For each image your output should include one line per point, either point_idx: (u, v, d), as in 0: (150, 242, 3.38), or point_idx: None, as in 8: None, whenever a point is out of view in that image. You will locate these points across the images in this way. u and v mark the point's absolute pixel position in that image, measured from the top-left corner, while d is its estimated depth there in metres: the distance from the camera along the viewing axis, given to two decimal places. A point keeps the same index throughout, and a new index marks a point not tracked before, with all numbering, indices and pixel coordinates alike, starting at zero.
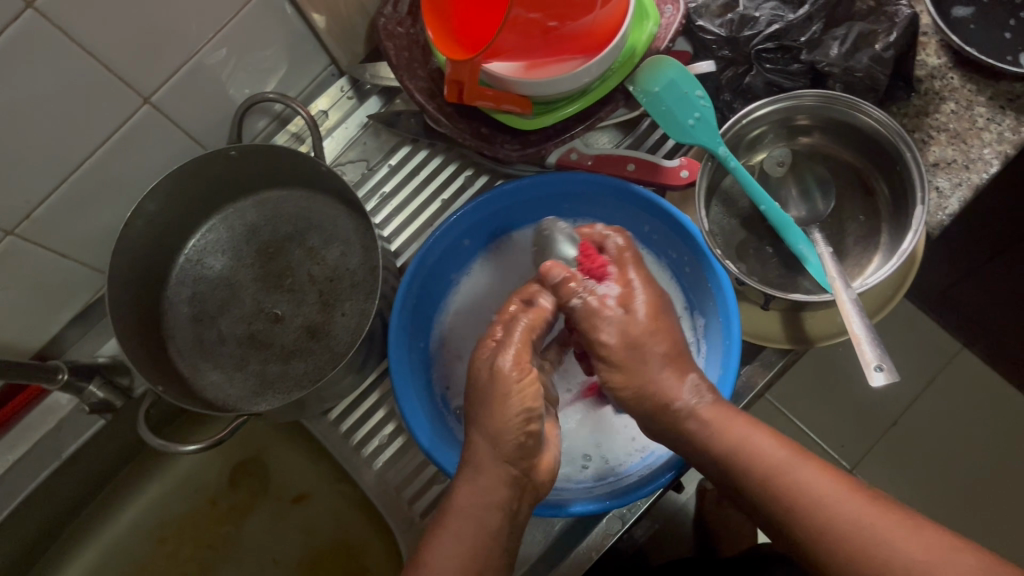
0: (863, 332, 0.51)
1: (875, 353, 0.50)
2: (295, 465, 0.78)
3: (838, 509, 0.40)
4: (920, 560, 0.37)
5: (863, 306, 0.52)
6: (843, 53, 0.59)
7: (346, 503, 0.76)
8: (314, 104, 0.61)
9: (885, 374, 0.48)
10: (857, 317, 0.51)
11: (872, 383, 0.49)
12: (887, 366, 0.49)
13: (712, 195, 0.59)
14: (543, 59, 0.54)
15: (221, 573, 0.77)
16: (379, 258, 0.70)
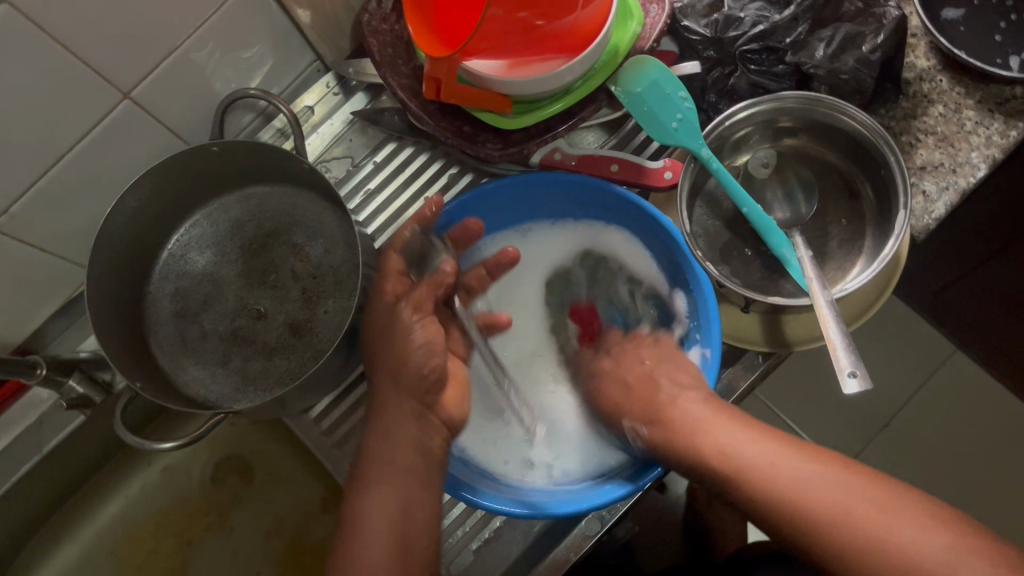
0: (837, 339, 0.51)
1: (848, 360, 0.50)
2: (278, 461, 0.74)
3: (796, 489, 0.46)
4: (817, 508, 0.45)
5: (840, 313, 0.52)
6: (701, 30, 0.59)
7: (203, 462, 0.75)
8: (148, 73, 0.57)
9: (857, 382, 0.48)
10: (832, 321, 0.51)
11: (845, 391, 0.49)
12: (860, 374, 0.49)
13: (553, 159, 0.60)
14: (415, 38, 0.51)
15: (71, 541, 0.74)
16: (224, 219, 0.68)
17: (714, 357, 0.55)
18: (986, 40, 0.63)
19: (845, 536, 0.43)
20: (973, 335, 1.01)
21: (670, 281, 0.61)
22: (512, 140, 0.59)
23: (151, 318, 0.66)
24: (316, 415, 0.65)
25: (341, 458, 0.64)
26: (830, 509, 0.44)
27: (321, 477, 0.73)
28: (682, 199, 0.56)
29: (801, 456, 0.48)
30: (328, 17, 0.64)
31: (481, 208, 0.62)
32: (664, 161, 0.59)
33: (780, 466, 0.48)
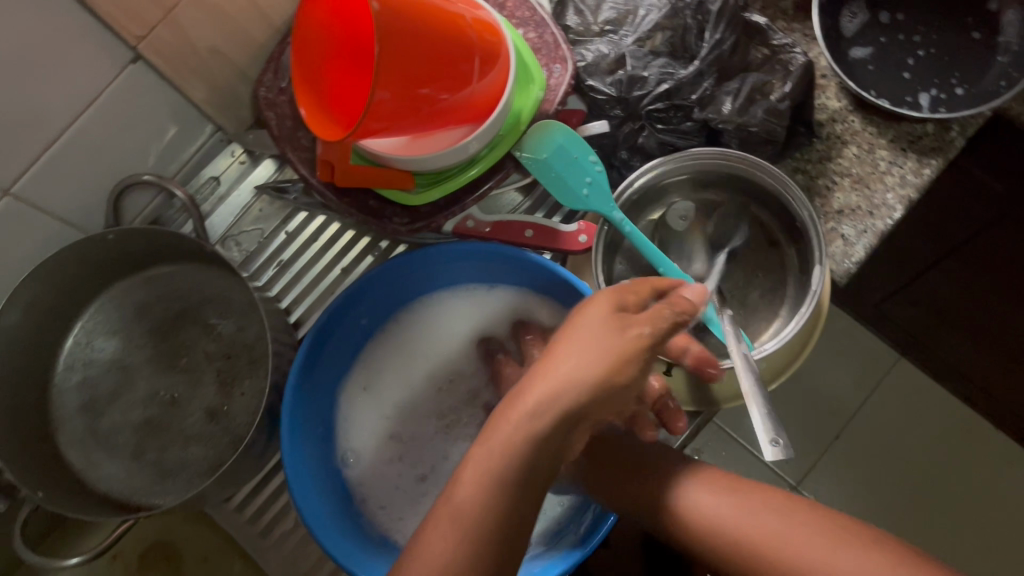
0: (755, 402, 0.49)
1: (766, 426, 0.48)
2: (208, 551, 0.71)
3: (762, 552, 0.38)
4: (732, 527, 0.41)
5: (756, 373, 0.51)
6: (607, 89, 0.57)
7: (129, 552, 0.72)
8: (29, 165, 0.53)
9: (777, 450, 0.47)
10: (749, 385, 0.50)
11: (765, 458, 0.47)
12: (781, 441, 0.47)
13: (465, 227, 0.58)
14: (311, 126, 0.49)
15: None
16: (130, 302, 0.65)
17: (638, 427, 0.53)
18: (896, 77, 0.63)
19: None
20: (915, 344, 1.02)
21: None
22: (420, 214, 0.57)
23: (56, 413, 0.63)
24: (239, 503, 0.62)
25: (269, 546, 0.62)
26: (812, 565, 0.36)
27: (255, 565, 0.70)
28: (598, 264, 0.55)
29: (792, 511, 0.39)
30: (224, 89, 0.61)
31: (371, 294, 0.60)
32: (578, 224, 0.58)
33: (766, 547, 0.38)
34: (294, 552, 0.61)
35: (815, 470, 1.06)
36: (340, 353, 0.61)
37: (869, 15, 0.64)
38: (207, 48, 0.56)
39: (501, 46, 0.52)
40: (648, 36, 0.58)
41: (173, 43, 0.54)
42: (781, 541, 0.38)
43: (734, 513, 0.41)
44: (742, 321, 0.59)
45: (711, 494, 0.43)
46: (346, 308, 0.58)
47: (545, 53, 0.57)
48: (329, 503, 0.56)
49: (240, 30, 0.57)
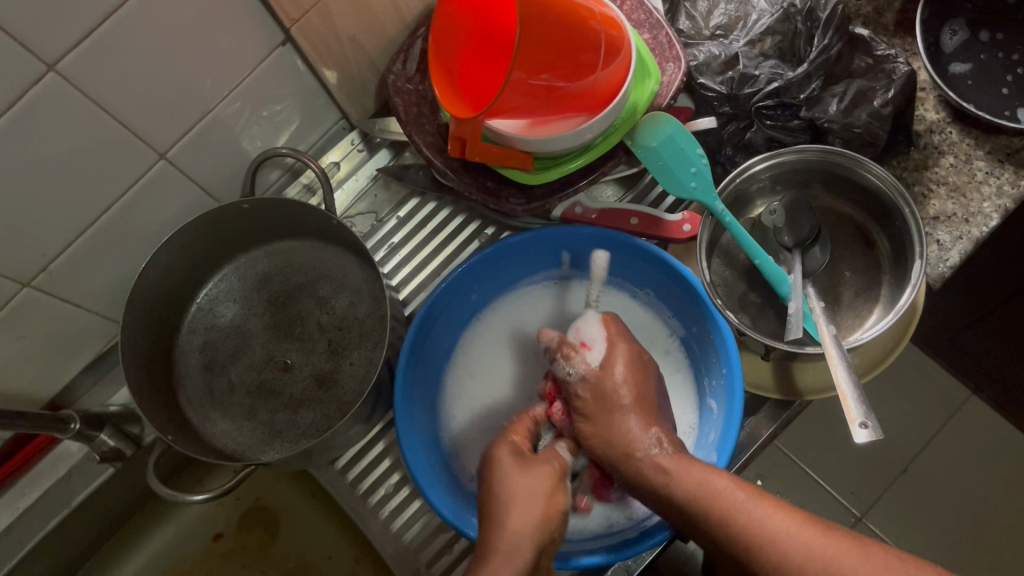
0: (848, 389, 0.51)
1: (857, 409, 0.50)
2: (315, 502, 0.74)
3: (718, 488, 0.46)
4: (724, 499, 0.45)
5: (850, 363, 0.53)
6: (717, 87, 0.60)
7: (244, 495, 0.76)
8: (183, 135, 0.59)
9: (867, 432, 0.48)
10: (843, 372, 0.52)
11: (855, 440, 0.49)
12: (870, 424, 0.49)
13: (574, 213, 0.62)
14: (443, 100, 0.53)
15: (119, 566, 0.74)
16: (252, 273, 0.70)
17: (735, 407, 0.54)
18: (994, 93, 0.65)
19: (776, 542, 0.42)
20: (991, 378, 1.01)
21: (693, 339, 0.61)
22: (535, 196, 0.61)
23: (180, 371, 0.67)
24: (342, 466, 0.66)
25: (367, 509, 0.65)
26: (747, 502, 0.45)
27: (362, 550, 0.72)
28: (701, 251, 0.58)
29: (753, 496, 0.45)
30: (354, 78, 0.66)
31: (486, 269, 0.63)
32: (682, 214, 0.61)
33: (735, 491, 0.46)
34: (391, 517, 0.64)
35: (881, 502, 1.05)
36: (451, 322, 0.65)
37: (969, 32, 0.66)
38: (346, 37, 0.61)
39: (624, 40, 0.56)
40: (758, 39, 0.61)
41: (319, 30, 0.59)
42: (744, 509, 0.44)
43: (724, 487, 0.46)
44: (836, 317, 0.60)
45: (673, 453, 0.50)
46: (457, 285, 0.62)
47: (659, 53, 0.61)
48: (432, 466, 0.59)
49: (376, 21, 0.62)
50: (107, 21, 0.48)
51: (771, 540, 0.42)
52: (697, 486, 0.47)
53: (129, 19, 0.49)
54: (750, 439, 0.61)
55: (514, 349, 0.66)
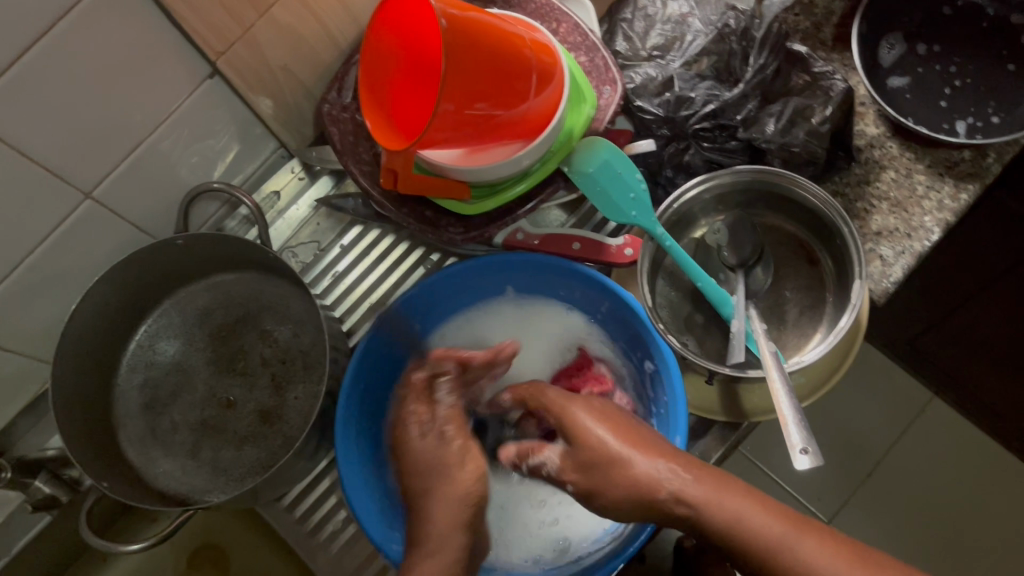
0: (790, 414, 0.50)
1: (799, 435, 0.49)
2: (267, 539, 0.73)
3: (728, 501, 0.45)
4: (735, 513, 0.44)
5: (793, 388, 0.52)
6: (654, 109, 0.60)
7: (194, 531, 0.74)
8: (110, 172, 0.57)
9: (809, 458, 0.48)
10: (784, 396, 0.51)
11: (796, 467, 0.48)
12: (812, 450, 0.48)
13: (515, 239, 0.61)
14: (374, 132, 0.52)
15: None
16: (192, 308, 0.69)
17: (679, 433, 0.54)
18: (933, 105, 0.65)
19: (755, 541, 0.43)
20: (950, 382, 1.01)
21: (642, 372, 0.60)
22: (475, 224, 0.60)
23: (120, 411, 0.66)
24: (289, 503, 0.64)
25: (316, 545, 0.63)
26: (714, 493, 0.45)
27: None
28: (643, 275, 0.58)
29: (737, 491, 0.45)
30: (289, 107, 0.64)
31: (435, 294, 0.62)
32: (624, 238, 0.61)
33: (749, 519, 0.44)
34: (341, 552, 0.63)
35: (848, 506, 1.05)
36: (392, 357, 0.64)
37: (907, 46, 0.66)
38: (278, 67, 0.60)
39: (555, 66, 0.55)
40: (694, 60, 0.61)
41: (248, 62, 0.58)
42: (746, 518, 0.44)
43: (733, 503, 0.44)
44: (781, 337, 0.60)
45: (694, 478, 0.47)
46: (398, 316, 0.61)
47: (596, 76, 0.61)
48: (378, 502, 0.58)
49: (309, 50, 0.61)
50: (16, 64, 0.47)
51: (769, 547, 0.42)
52: (716, 500, 0.45)
53: (43, 57, 0.48)
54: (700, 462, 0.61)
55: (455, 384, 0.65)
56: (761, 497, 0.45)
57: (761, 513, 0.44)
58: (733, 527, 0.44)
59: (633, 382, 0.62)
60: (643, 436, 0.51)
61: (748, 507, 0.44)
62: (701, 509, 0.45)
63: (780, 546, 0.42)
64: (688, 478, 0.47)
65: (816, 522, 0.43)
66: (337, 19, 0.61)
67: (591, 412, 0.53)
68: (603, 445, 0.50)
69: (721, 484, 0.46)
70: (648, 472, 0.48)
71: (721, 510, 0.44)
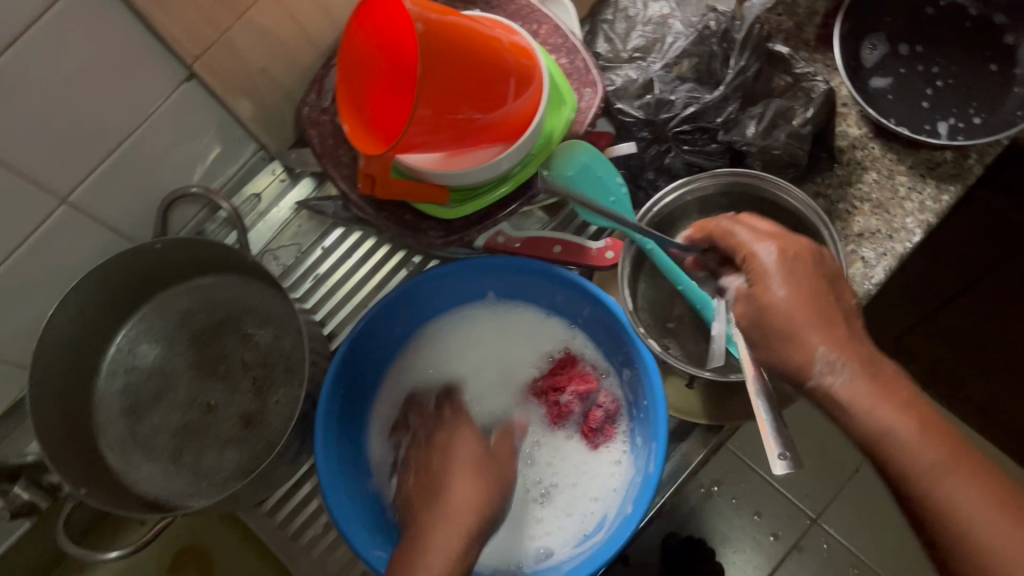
0: (768, 415, 0.46)
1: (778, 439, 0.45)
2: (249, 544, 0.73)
3: (879, 407, 0.41)
4: (868, 407, 0.41)
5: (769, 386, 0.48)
6: (634, 112, 0.60)
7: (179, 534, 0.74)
8: (86, 176, 0.56)
9: (787, 462, 0.43)
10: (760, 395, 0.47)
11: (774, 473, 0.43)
12: (789, 455, 0.44)
13: (496, 242, 0.61)
14: (352, 138, 0.51)
15: None
16: (172, 311, 0.68)
17: (660, 440, 0.53)
18: (914, 106, 0.65)
19: (896, 460, 0.40)
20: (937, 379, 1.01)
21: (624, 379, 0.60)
22: (454, 228, 0.59)
23: (99, 416, 0.65)
24: (271, 508, 0.64)
25: (297, 550, 0.63)
26: (873, 394, 0.42)
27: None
28: (624, 279, 0.58)
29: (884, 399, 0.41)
30: (270, 109, 0.64)
31: (414, 299, 0.62)
32: (605, 241, 0.60)
33: (894, 421, 0.40)
34: (322, 557, 0.63)
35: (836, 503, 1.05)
36: (372, 361, 0.63)
37: (889, 47, 0.66)
38: (257, 70, 0.59)
39: (535, 69, 0.55)
40: (675, 62, 0.61)
41: (225, 64, 0.57)
42: (885, 416, 0.41)
43: (882, 409, 0.41)
44: None
45: (844, 377, 0.42)
46: (379, 321, 0.61)
47: (576, 77, 0.60)
48: (360, 508, 0.58)
49: (288, 52, 0.60)
50: None
51: (889, 452, 0.40)
52: (863, 402, 0.41)
53: (15, 61, 0.47)
54: (682, 464, 0.61)
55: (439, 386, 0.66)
56: (881, 386, 0.42)
57: (913, 427, 0.40)
58: (866, 427, 0.41)
59: (615, 385, 0.62)
60: (786, 294, 0.45)
61: (885, 408, 0.41)
62: (848, 411, 0.42)
63: (924, 476, 0.39)
64: (836, 374, 0.43)
65: (987, 464, 0.39)
66: (316, 21, 0.60)
67: (776, 247, 0.47)
68: (788, 306, 0.45)
69: (857, 376, 0.42)
70: (805, 357, 0.44)
71: (906, 398, 0.42)
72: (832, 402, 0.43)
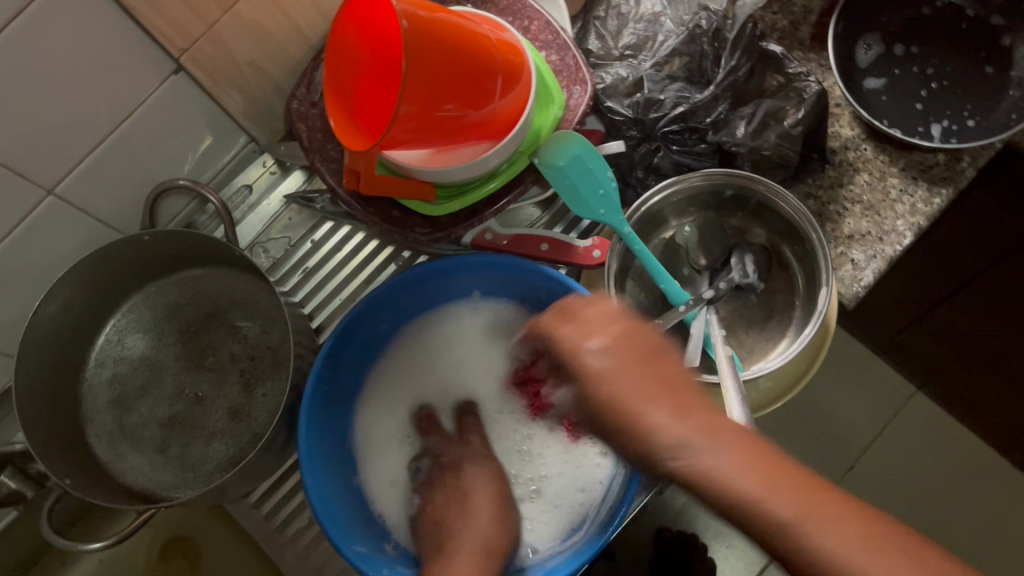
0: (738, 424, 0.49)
1: None
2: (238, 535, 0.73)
3: (709, 465, 0.38)
4: (720, 468, 0.38)
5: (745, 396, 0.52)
6: (624, 111, 0.59)
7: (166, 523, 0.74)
8: (73, 167, 0.56)
9: None
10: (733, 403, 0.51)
11: None
12: None
13: (484, 238, 0.61)
14: (338, 134, 0.51)
15: None
16: (161, 303, 0.68)
17: None
18: (908, 107, 0.64)
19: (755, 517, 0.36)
20: (932, 379, 1.01)
21: None
22: (441, 225, 0.59)
23: (87, 406, 0.65)
24: (257, 500, 0.65)
25: (284, 542, 0.63)
26: (712, 467, 0.38)
27: None
28: (610, 278, 0.57)
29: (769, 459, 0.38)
30: (259, 102, 0.64)
31: (397, 297, 0.62)
32: (592, 240, 0.60)
33: (733, 480, 0.37)
34: (308, 550, 0.63)
35: None
36: (357, 357, 0.63)
37: (884, 47, 0.65)
38: (245, 63, 0.59)
39: (523, 67, 0.55)
40: (665, 61, 0.60)
41: (213, 57, 0.57)
42: (727, 477, 0.37)
43: (716, 466, 0.38)
44: (748, 341, 0.60)
45: (678, 427, 0.41)
46: (364, 317, 0.61)
47: (566, 75, 0.60)
48: (343, 503, 0.58)
49: (276, 46, 0.60)
50: None
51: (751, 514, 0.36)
52: (710, 464, 0.38)
53: None
54: None
55: (434, 390, 0.67)
56: (760, 455, 0.38)
57: (742, 482, 0.37)
58: (716, 495, 0.38)
59: None
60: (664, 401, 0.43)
61: (734, 471, 0.37)
62: (703, 481, 0.38)
63: (789, 531, 0.35)
64: (699, 435, 0.40)
65: (847, 497, 0.36)
66: (305, 14, 0.60)
67: (604, 340, 0.46)
68: (606, 372, 0.45)
69: (728, 445, 0.39)
70: (656, 429, 0.41)
71: (698, 475, 0.38)
72: (692, 472, 0.39)
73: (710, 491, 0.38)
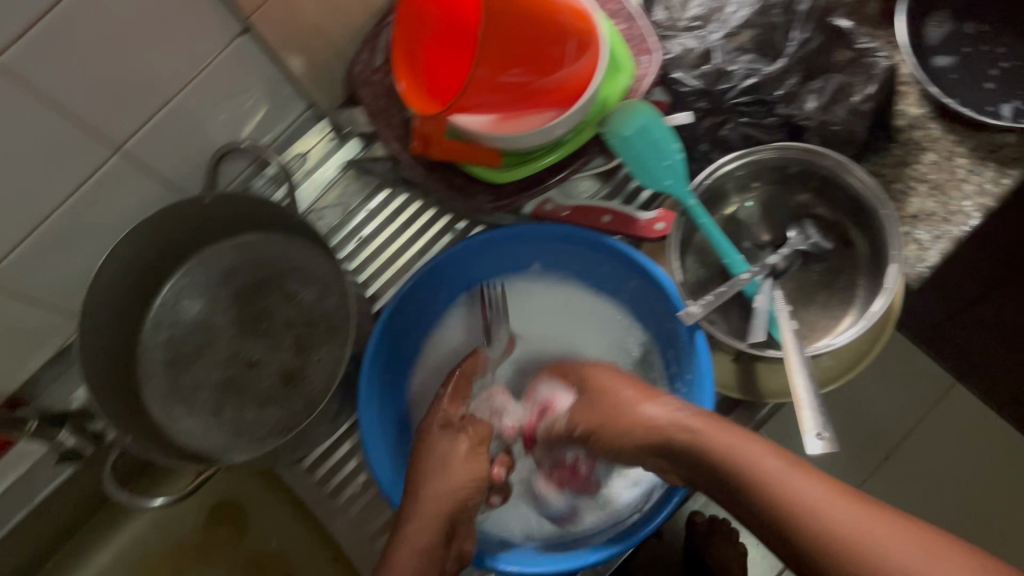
0: (804, 396, 0.50)
1: (813, 420, 0.49)
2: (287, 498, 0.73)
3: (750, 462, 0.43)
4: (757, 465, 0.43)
5: (810, 367, 0.52)
6: (692, 82, 0.58)
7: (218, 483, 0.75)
8: (140, 126, 0.57)
9: (822, 443, 0.48)
10: (801, 376, 0.51)
11: (807, 450, 0.48)
12: (825, 435, 0.48)
13: (545, 209, 0.61)
14: (405, 96, 0.52)
15: (92, 556, 0.74)
16: (216, 268, 0.68)
17: (705, 416, 0.53)
18: (977, 87, 0.63)
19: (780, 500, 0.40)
20: None
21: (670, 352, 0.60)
22: (505, 193, 0.59)
23: (143, 367, 0.66)
24: (310, 465, 0.65)
25: (335, 507, 0.64)
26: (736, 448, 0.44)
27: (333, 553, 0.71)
28: (674, 250, 0.56)
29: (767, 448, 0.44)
30: (320, 67, 0.64)
31: (456, 268, 0.62)
32: (656, 213, 0.59)
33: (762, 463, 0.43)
34: (359, 516, 0.63)
35: None
36: (415, 325, 0.63)
37: (953, 25, 0.65)
38: (310, 27, 0.59)
39: None
40: (735, 32, 0.59)
41: (280, 20, 0.57)
42: (771, 469, 0.42)
43: (751, 455, 0.44)
44: (810, 318, 0.59)
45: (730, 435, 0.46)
46: (424, 284, 0.61)
47: (633, 44, 0.60)
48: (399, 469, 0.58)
49: (342, 10, 0.60)
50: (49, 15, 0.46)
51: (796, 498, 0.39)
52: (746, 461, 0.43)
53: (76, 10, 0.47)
54: None
55: None
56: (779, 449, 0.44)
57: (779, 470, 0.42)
58: (761, 480, 0.42)
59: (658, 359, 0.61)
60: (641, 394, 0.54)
61: (769, 457, 0.43)
62: (733, 466, 0.44)
63: (810, 508, 0.38)
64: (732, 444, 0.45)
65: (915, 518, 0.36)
66: None
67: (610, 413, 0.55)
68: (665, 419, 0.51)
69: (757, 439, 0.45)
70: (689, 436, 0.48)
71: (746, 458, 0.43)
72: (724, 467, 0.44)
73: (743, 475, 0.43)
